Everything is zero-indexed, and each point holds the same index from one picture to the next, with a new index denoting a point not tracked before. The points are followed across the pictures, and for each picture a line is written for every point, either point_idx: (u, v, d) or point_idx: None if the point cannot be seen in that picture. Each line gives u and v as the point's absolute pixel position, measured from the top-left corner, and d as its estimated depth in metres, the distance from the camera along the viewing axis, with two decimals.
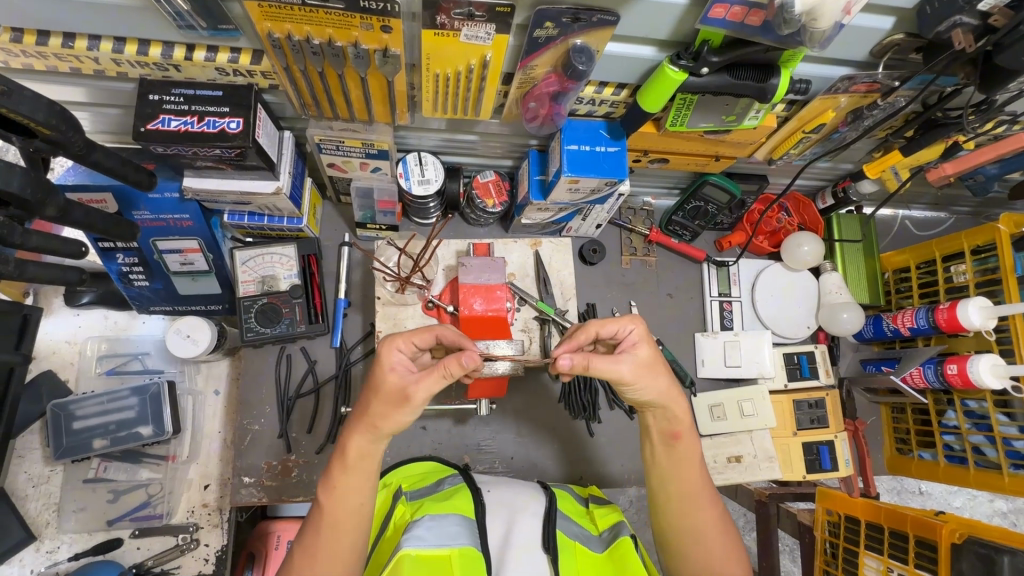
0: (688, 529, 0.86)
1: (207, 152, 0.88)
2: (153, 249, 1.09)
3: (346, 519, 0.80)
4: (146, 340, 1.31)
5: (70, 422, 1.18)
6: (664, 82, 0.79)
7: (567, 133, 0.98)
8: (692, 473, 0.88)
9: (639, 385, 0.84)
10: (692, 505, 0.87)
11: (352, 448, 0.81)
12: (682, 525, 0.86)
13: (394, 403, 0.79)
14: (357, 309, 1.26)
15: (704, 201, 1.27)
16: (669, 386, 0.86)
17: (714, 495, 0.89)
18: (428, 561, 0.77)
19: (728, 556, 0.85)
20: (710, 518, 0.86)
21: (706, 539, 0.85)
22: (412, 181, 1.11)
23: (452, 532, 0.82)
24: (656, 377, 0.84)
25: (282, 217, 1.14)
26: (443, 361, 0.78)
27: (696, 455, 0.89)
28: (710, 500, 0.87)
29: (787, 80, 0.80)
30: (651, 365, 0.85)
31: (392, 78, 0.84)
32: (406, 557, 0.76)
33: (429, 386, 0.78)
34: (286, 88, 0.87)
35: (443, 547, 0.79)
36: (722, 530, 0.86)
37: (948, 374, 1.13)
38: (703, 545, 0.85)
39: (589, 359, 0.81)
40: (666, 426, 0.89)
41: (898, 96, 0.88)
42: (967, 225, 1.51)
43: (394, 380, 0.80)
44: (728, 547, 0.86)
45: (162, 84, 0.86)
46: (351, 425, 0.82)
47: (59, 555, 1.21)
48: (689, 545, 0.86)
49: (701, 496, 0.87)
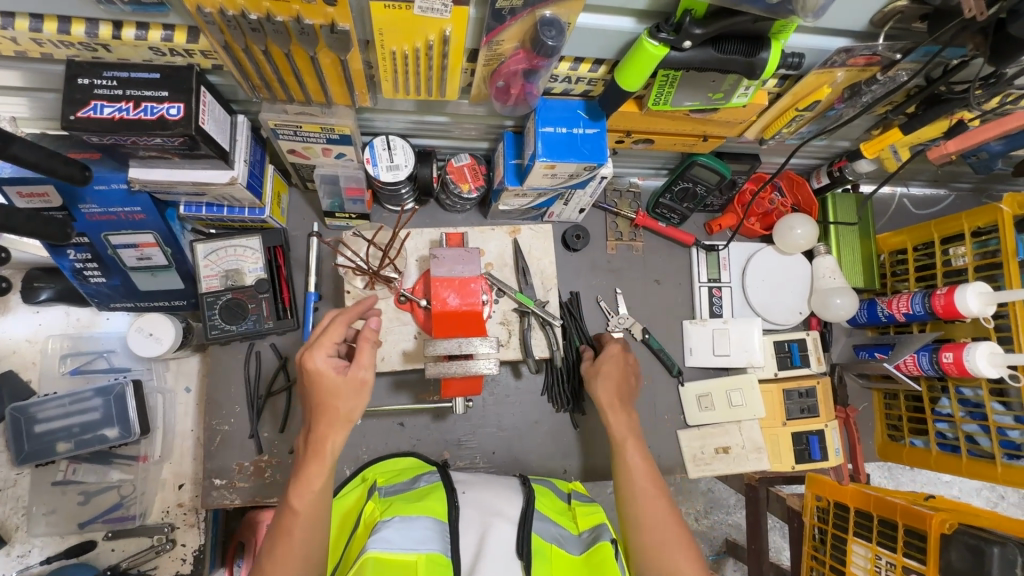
0: (633, 520, 0.91)
1: (148, 141, 0.81)
2: (106, 244, 1.03)
3: (314, 518, 0.82)
4: (111, 337, 1.26)
5: (31, 426, 1.14)
6: (643, 58, 0.72)
7: (542, 114, 0.90)
8: (627, 459, 0.97)
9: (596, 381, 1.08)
10: (634, 494, 0.93)
11: (326, 447, 0.83)
12: (628, 517, 0.92)
13: (353, 392, 0.84)
14: (329, 302, 1.20)
15: (693, 182, 1.20)
16: (608, 388, 1.07)
17: (661, 491, 0.93)
18: (394, 564, 0.74)
19: (677, 548, 0.86)
20: (656, 509, 0.91)
21: (649, 527, 0.89)
22: (380, 167, 1.03)
23: (420, 536, 0.79)
24: (603, 379, 1.08)
25: (242, 208, 1.07)
26: (365, 334, 0.86)
27: (636, 448, 0.99)
28: (654, 495, 0.92)
29: (779, 55, 0.73)
30: (599, 373, 1.09)
31: (344, 56, 0.76)
32: (368, 562, 0.74)
33: (370, 358, 0.86)
34: (230, 68, 0.80)
35: (410, 551, 0.76)
36: (668, 521, 0.89)
37: (943, 362, 1.10)
38: (646, 533, 0.88)
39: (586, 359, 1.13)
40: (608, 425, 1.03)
41: (900, 69, 0.80)
42: (969, 203, 1.45)
43: (336, 379, 0.84)
44: (677, 536, 0.88)
45: (92, 66, 0.78)
46: (318, 431, 0.84)
47: (31, 559, 1.18)
48: (637, 537, 0.89)
49: (644, 488, 0.93)
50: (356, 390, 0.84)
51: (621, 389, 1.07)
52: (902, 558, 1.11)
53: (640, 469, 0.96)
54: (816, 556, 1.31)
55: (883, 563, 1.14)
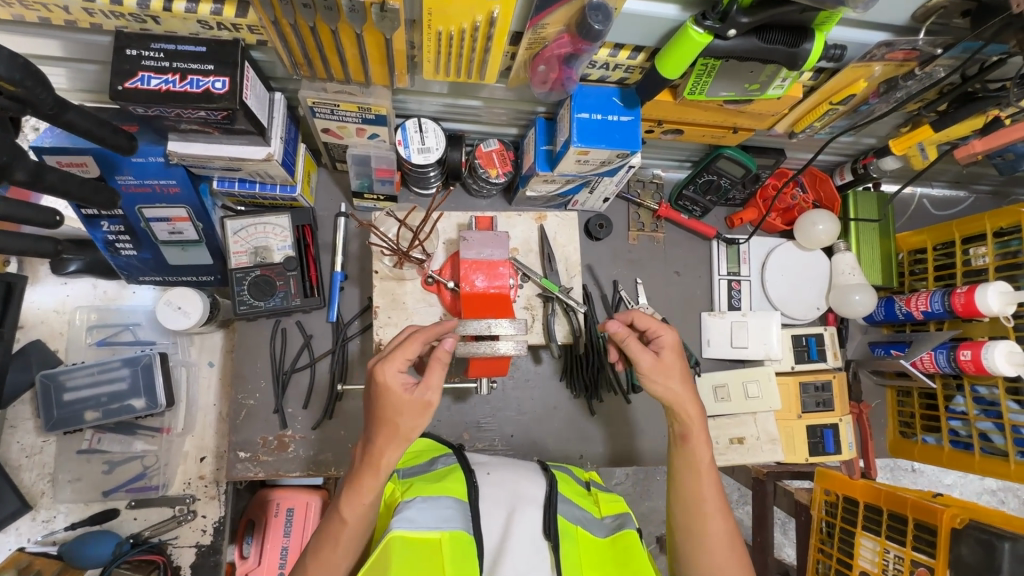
0: (697, 538, 0.86)
1: (192, 113, 0.83)
2: (140, 217, 1.04)
3: (359, 529, 0.81)
4: (137, 311, 1.27)
5: (60, 394, 1.16)
6: (686, 45, 0.73)
7: (577, 100, 0.91)
8: (700, 476, 0.89)
9: (659, 383, 0.90)
10: (698, 510, 0.87)
11: (382, 465, 0.80)
12: (685, 529, 0.87)
13: (418, 413, 0.81)
14: (354, 282, 1.22)
15: (717, 175, 1.21)
16: (685, 390, 0.89)
17: (725, 509, 0.88)
18: (418, 543, 0.74)
19: (732, 567, 0.84)
20: (718, 529, 0.86)
21: (708, 548, 0.85)
22: (412, 149, 1.04)
23: (444, 514, 0.78)
24: (665, 378, 0.90)
25: (274, 185, 1.07)
26: (441, 356, 0.83)
27: (709, 464, 0.90)
28: (719, 514, 0.87)
29: (821, 45, 0.74)
30: (658, 372, 0.90)
31: (390, 35, 0.77)
32: (395, 540, 0.73)
33: (441, 381, 0.83)
34: (276, 45, 0.81)
35: (434, 530, 0.75)
36: (728, 543, 0.85)
37: (960, 359, 1.11)
38: (706, 553, 0.85)
39: (626, 343, 0.89)
40: (680, 429, 0.91)
41: (937, 65, 0.81)
42: (987, 205, 1.46)
43: (402, 397, 0.81)
44: (735, 557, 0.85)
45: (140, 38, 0.79)
46: (377, 446, 0.81)
47: (56, 524, 1.20)
48: (692, 552, 0.86)
49: (712, 508, 0.87)
50: (419, 412, 0.80)
51: (690, 384, 0.91)
52: (911, 553, 1.12)
53: (709, 485, 0.88)
54: (822, 549, 1.32)
55: (891, 556, 1.15)
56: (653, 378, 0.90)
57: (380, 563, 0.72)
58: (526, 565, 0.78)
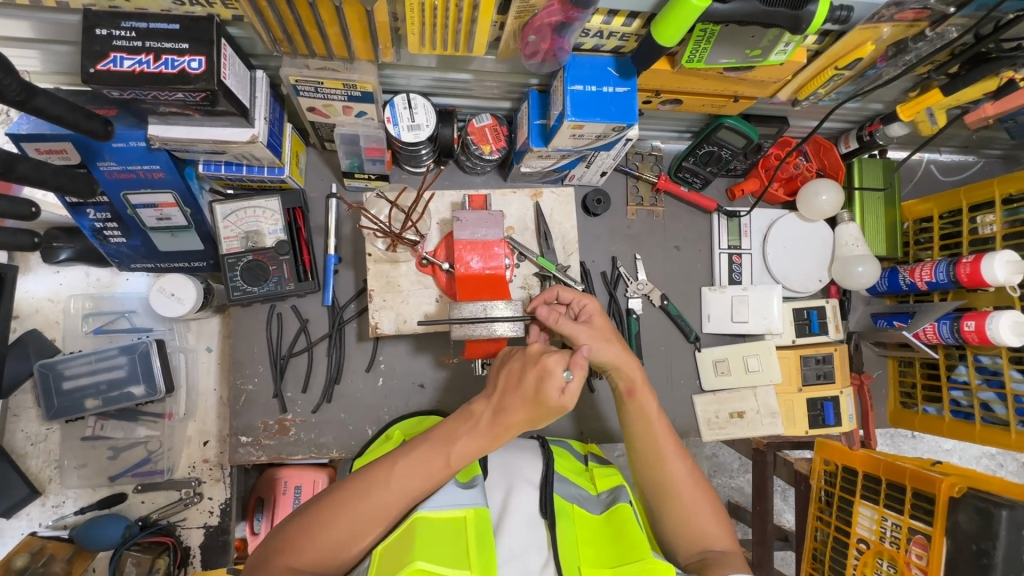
0: (664, 487, 0.89)
1: (169, 96, 0.80)
2: (126, 203, 1.01)
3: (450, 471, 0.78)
4: (132, 298, 1.27)
5: (60, 382, 1.16)
6: (684, 10, 0.69)
7: (571, 71, 0.87)
8: (656, 433, 0.92)
9: (602, 347, 0.90)
10: (660, 459, 0.90)
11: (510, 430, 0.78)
12: (654, 485, 0.90)
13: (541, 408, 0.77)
14: (348, 265, 1.20)
15: (718, 146, 1.17)
16: (620, 353, 0.91)
17: (683, 454, 0.92)
18: (442, 522, 0.72)
19: (703, 509, 0.88)
20: (682, 473, 0.90)
21: (679, 492, 0.88)
22: (402, 127, 1.00)
23: (466, 493, 0.77)
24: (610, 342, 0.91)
25: (261, 167, 1.05)
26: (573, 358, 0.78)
27: (656, 411, 0.93)
28: (679, 457, 0.91)
29: (827, 8, 0.70)
30: (598, 337, 0.90)
31: (371, 8, 0.74)
32: (418, 520, 0.72)
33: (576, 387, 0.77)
34: (251, 19, 0.77)
35: (458, 507, 0.74)
36: (695, 484, 0.90)
37: (964, 330, 1.09)
38: (676, 500, 0.88)
39: (558, 321, 0.89)
40: (625, 383, 0.93)
41: (949, 25, 0.79)
42: (996, 169, 1.42)
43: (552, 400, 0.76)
44: (705, 500, 0.89)
45: (109, 15, 0.75)
46: (513, 403, 0.78)
47: (65, 509, 1.23)
48: (662, 506, 0.89)
49: (670, 452, 0.91)
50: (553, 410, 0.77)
51: (624, 345, 0.93)
52: (908, 520, 1.12)
53: (663, 432, 0.92)
54: (821, 517, 1.33)
55: (889, 524, 1.16)
56: (600, 343, 0.90)
57: (403, 541, 0.70)
58: (523, 544, 0.77)
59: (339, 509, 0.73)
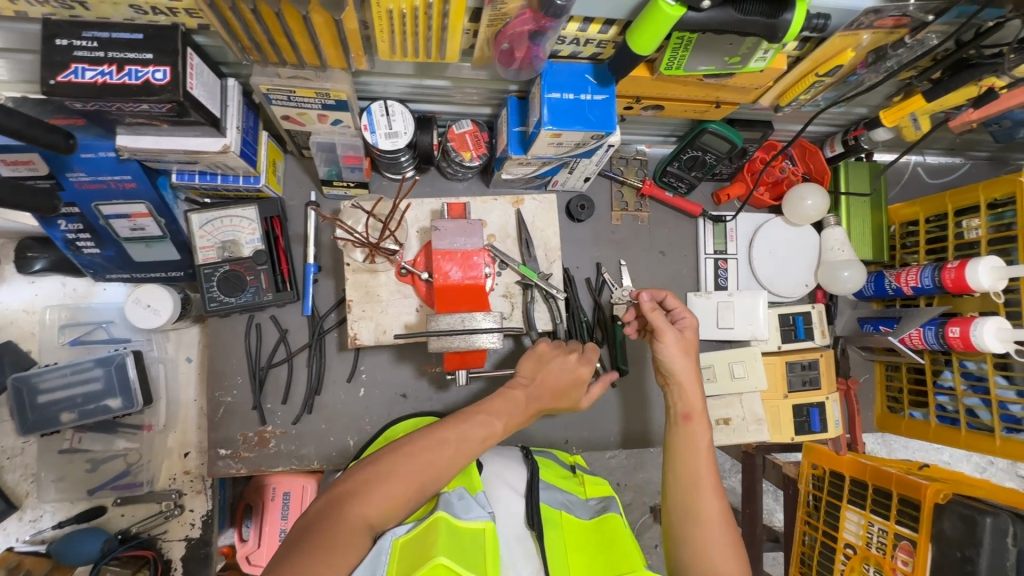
0: (690, 518, 0.84)
1: (134, 107, 0.78)
2: (98, 214, 0.99)
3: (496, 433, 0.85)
4: (109, 308, 1.25)
5: (34, 396, 1.13)
6: (657, 19, 0.67)
7: (548, 79, 0.86)
8: (699, 464, 0.89)
9: (673, 360, 0.94)
10: (695, 489, 0.86)
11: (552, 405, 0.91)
12: (681, 514, 0.86)
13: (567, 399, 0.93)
14: (328, 274, 1.18)
15: (702, 151, 1.15)
16: (690, 375, 0.94)
17: (719, 493, 0.87)
18: (462, 530, 0.69)
19: (722, 551, 0.81)
20: (714, 509, 0.85)
21: (702, 527, 0.83)
22: (379, 135, 0.99)
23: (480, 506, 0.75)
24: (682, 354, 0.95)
25: (237, 176, 1.03)
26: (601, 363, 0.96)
27: (707, 446, 0.91)
28: (715, 493, 0.86)
29: (804, 16, 0.69)
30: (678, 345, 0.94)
31: (339, 17, 0.72)
32: (438, 521, 0.69)
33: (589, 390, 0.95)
34: (217, 28, 0.75)
35: (478, 520, 0.71)
36: (723, 525, 0.84)
37: (949, 336, 1.09)
38: (700, 535, 0.83)
39: (652, 315, 0.94)
40: (683, 408, 0.94)
41: (929, 32, 0.78)
42: (983, 171, 1.41)
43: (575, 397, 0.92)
44: (728, 542, 0.82)
45: (69, 26, 0.73)
46: (559, 382, 0.90)
47: (43, 523, 1.22)
48: (685, 539, 0.84)
49: (707, 485, 0.87)
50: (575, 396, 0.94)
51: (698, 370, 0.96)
52: (895, 526, 1.12)
53: (704, 463, 0.89)
54: (809, 521, 1.32)
55: (876, 530, 1.15)
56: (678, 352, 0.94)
57: (425, 541, 0.66)
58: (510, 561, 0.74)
59: (409, 458, 0.75)
